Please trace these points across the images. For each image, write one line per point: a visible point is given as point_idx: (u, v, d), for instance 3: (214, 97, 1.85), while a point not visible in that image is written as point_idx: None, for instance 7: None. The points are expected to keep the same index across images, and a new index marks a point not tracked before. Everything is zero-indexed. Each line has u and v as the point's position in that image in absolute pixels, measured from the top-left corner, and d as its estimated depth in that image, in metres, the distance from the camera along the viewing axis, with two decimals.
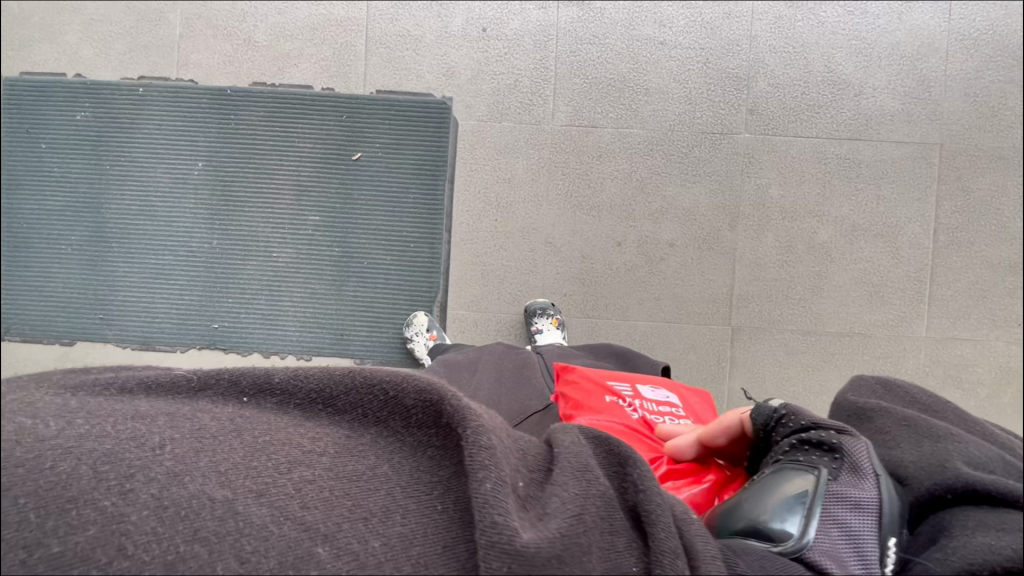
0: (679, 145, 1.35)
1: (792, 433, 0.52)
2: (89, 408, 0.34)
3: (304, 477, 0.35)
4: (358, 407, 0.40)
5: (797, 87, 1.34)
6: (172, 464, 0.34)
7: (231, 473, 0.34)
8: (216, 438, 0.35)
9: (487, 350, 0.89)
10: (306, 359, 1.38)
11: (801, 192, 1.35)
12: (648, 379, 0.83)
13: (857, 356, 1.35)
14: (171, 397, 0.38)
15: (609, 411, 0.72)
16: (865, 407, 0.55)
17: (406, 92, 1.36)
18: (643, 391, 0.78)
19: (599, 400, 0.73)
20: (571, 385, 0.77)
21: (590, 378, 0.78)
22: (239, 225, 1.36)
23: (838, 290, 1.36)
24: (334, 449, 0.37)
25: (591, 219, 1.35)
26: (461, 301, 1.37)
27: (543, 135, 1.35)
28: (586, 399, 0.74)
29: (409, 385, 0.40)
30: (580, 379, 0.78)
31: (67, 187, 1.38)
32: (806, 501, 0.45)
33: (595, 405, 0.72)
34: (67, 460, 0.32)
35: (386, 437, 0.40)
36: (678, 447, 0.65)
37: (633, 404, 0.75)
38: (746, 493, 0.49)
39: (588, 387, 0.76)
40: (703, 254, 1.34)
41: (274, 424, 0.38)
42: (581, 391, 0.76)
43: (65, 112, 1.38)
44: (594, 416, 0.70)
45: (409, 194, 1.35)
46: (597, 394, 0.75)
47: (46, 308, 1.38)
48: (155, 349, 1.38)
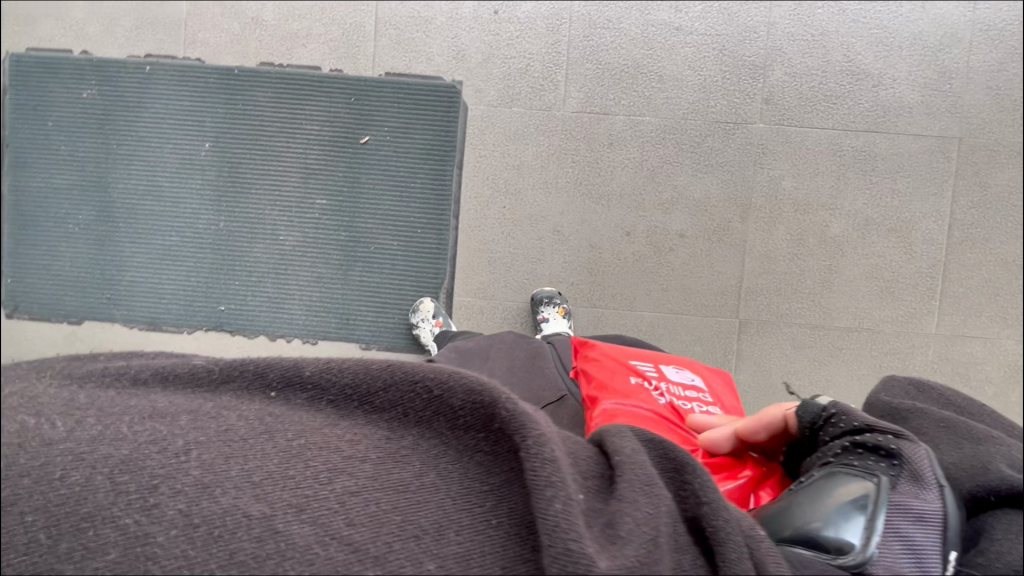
0: (692, 134, 1.32)
1: (843, 435, 0.50)
2: (100, 405, 0.34)
3: (349, 489, 0.34)
4: (400, 405, 0.38)
5: (815, 77, 1.32)
6: (200, 474, 0.32)
7: (266, 485, 0.33)
8: (245, 442, 0.34)
9: (498, 337, 0.88)
10: (312, 343, 1.38)
11: (814, 184, 1.33)
12: (670, 362, 0.82)
13: (865, 351, 1.34)
14: (190, 390, 0.36)
15: (635, 392, 0.71)
16: (899, 408, 0.53)
17: (416, 75, 1.34)
18: (667, 376, 0.77)
19: (624, 380, 0.73)
20: (594, 366, 0.76)
21: (614, 360, 0.77)
22: (246, 207, 1.36)
23: (849, 284, 1.34)
24: (377, 455, 0.36)
25: (600, 207, 1.33)
26: (468, 288, 1.35)
27: (554, 122, 1.33)
28: (612, 379, 0.73)
29: (456, 384, 0.38)
30: (603, 360, 0.77)
31: (74, 166, 1.38)
32: (866, 507, 0.44)
33: (620, 385, 0.71)
34: (81, 468, 0.31)
35: (429, 439, 0.38)
36: (713, 440, 0.64)
37: (658, 386, 0.74)
38: (797, 496, 0.48)
39: (612, 368, 0.75)
40: (713, 245, 1.33)
41: (308, 424, 0.36)
42: (606, 371, 0.75)
43: (71, 90, 1.37)
44: (619, 397, 0.69)
45: (417, 179, 1.34)
46: (621, 374, 0.74)
47: (53, 287, 1.38)
48: (162, 330, 1.39)
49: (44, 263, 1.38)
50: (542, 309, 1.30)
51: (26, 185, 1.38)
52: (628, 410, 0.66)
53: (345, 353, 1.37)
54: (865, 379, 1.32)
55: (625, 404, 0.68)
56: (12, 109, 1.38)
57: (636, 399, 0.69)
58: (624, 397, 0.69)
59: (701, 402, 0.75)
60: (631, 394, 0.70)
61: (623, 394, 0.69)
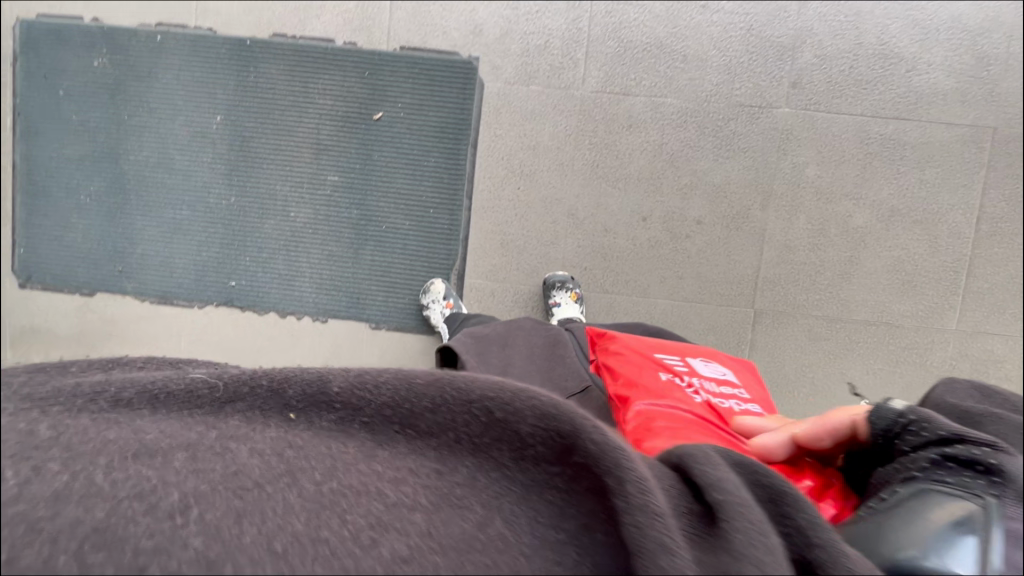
0: (715, 117, 1.28)
1: (927, 444, 0.45)
2: (69, 445, 0.27)
3: (399, 553, 0.27)
4: (452, 431, 0.31)
5: (846, 60, 1.27)
6: (202, 545, 0.26)
7: (290, 554, 0.26)
8: (259, 489, 0.28)
9: (517, 324, 0.87)
10: (322, 322, 1.37)
11: (839, 173, 1.28)
12: (698, 356, 0.80)
13: (882, 346, 1.31)
14: (188, 413, 0.30)
15: (669, 390, 0.68)
16: (971, 411, 0.50)
17: (432, 50, 1.30)
18: (697, 371, 0.75)
19: (655, 379, 0.70)
20: (620, 363, 0.73)
21: (642, 357, 0.75)
22: (257, 182, 1.35)
23: (869, 276, 1.30)
24: (428, 499, 0.29)
25: (617, 191, 1.30)
26: (480, 271, 1.34)
27: (572, 102, 1.29)
28: (642, 377, 0.70)
29: (526, 407, 0.31)
30: (630, 356, 0.75)
31: (86, 137, 1.36)
32: (974, 532, 0.37)
33: (652, 383, 0.69)
34: (41, 542, 0.25)
35: (490, 474, 0.31)
36: (769, 447, 0.60)
37: (690, 383, 0.71)
38: (880, 518, 0.41)
39: (640, 366, 0.73)
40: (731, 233, 1.30)
41: (337, 458, 0.30)
42: (635, 369, 0.73)
43: (82, 58, 1.35)
44: (652, 396, 0.67)
45: (431, 157, 1.32)
46: (650, 371, 0.72)
47: (65, 258, 1.38)
48: (172, 304, 1.38)
49: (56, 234, 1.38)
50: (554, 294, 1.28)
51: (38, 154, 1.38)
52: (664, 410, 0.64)
53: (354, 331, 1.36)
54: (880, 373, 1.30)
55: (659, 404, 0.65)
56: (23, 76, 1.37)
57: (671, 399, 0.67)
58: (658, 398, 0.66)
59: (735, 397, 0.72)
60: (665, 394, 0.68)
61: (657, 395, 0.67)
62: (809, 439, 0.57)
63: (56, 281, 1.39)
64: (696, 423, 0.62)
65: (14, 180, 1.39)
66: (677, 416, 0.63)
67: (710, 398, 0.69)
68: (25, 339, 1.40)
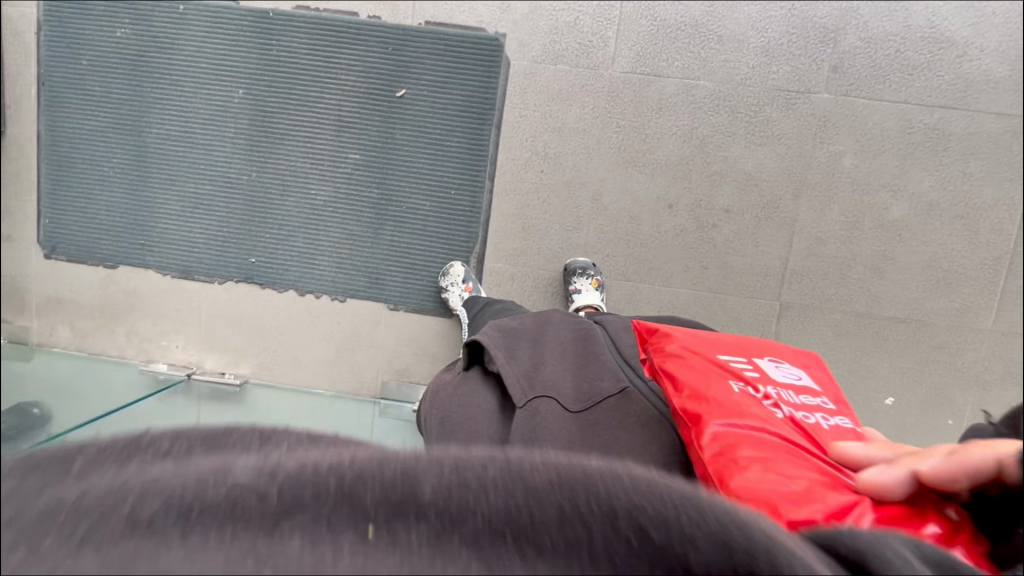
0: (749, 101, 1.23)
1: None
2: None
3: None
4: None
5: (892, 43, 1.20)
6: None
7: None
8: None
9: (543, 318, 0.78)
10: (340, 301, 1.37)
11: (877, 164, 1.23)
12: (766, 354, 0.63)
13: (911, 345, 1.26)
14: None
15: (746, 404, 0.52)
16: None
17: (458, 25, 1.26)
18: (772, 375, 0.58)
19: (726, 390, 0.54)
20: (677, 365, 0.59)
21: (702, 362, 0.58)
22: (277, 158, 1.33)
23: (902, 272, 1.25)
24: None
25: (644, 177, 1.26)
26: (501, 254, 1.32)
27: (601, 83, 1.25)
28: (710, 391, 0.54)
29: None
30: (688, 361, 0.59)
31: (110, 108, 1.36)
32: None
33: (723, 397, 0.53)
34: None
35: None
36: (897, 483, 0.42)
37: (770, 393, 0.54)
38: None
39: (701, 374, 0.57)
40: (760, 223, 1.26)
41: None
42: (696, 379, 0.56)
43: (106, 29, 1.34)
44: (728, 415, 0.51)
45: (453, 137, 1.29)
46: (717, 379, 0.55)
47: (89, 230, 1.40)
48: (193, 278, 1.39)
49: (81, 205, 1.39)
50: (574, 280, 1.26)
51: (62, 125, 1.38)
52: (747, 434, 0.48)
53: (373, 312, 1.36)
54: (908, 372, 1.26)
55: (738, 426, 0.49)
56: (48, 46, 1.36)
57: (754, 418, 0.50)
58: (737, 419, 0.50)
59: (823, 406, 0.56)
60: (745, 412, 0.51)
61: (734, 415, 0.50)
62: (944, 478, 0.37)
63: (82, 252, 1.41)
64: (793, 451, 0.46)
65: (39, 151, 1.39)
66: (771, 442, 0.47)
67: (799, 413, 0.52)
68: (51, 309, 1.42)
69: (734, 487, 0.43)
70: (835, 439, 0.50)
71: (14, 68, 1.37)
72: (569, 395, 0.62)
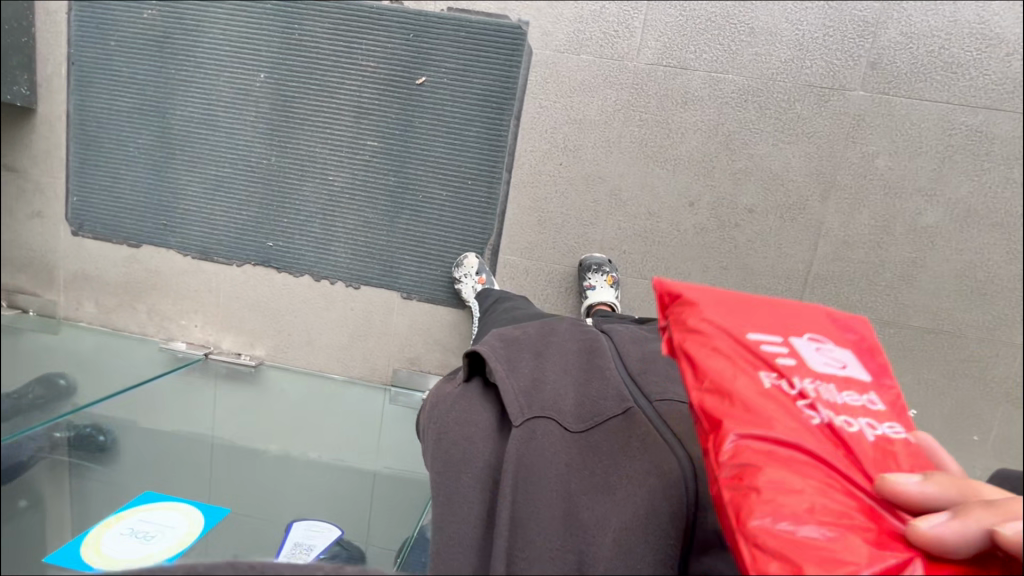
0: (780, 97, 1.18)
1: None
2: None
3: None
4: None
5: (936, 39, 1.14)
6: None
7: None
8: None
9: (547, 327, 0.77)
10: (354, 288, 1.37)
11: (913, 166, 1.17)
12: (805, 314, 0.50)
13: (940, 357, 1.21)
14: None
15: (773, 405, 0.43)
16: None
17: (481, 13, 1.24)
18: (815, 357, 0.47)
19: (751, 384, 0.45)
20: (698, 347, 0.48)
21: (726, 340, 0.47)
22: (297, 143, 1.34)
23: (934, 280, 1.20)
24: None
25: (666, 173, 1.23)
26: (515, 248, 1.31)
27: (626, 74, 1.21)
28: (730, 386, 0.45)
29: None
30: (713, 340, 0.48)
31: (135, 89, 1.38)
32: None
33: (749, 394, 0.44)
34: None
35: None
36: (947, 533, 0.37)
37: (807, 386, 0.44)
38: None
39: (723, 360, 0.47)
40: (785, 224, 1.22)
41: None
42: (717, 368, 0.46)
43: (133, 9, 1.35)
44: (750, 425, 0.42)
45: (471, 127, 1.27)
46: (744, 369, 0.45)
47: (115, 209, 1.43)
48: (212, 260, 1.41)
49: (106, 185, 1.42)
50: (588, 276, 1.24)
51: (90, 105, 1.40)
52: (772, 454, 0.41)
53: (386, 300, 1.37)
54: (934, 383, 1.21)
55: (761, 439, 0.42)
56: (76, 26, 1.38)
57: (782, 427, 0.42)
58: (761, 427, 0.42)
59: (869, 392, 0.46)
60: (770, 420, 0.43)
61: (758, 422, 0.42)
62: None
63: (107, 231, 1.44)
64: (821, 479, 0.39)
65: (68, 130, 1.42)
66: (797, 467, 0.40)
67: (840, 412, 0.43)
68: (77, 285, 1.46)
69: (752, 531, 0.39)
70: (879, 451, 0.42)
71: (45, 47, 1.39)
72: (569, 415, 0.61)
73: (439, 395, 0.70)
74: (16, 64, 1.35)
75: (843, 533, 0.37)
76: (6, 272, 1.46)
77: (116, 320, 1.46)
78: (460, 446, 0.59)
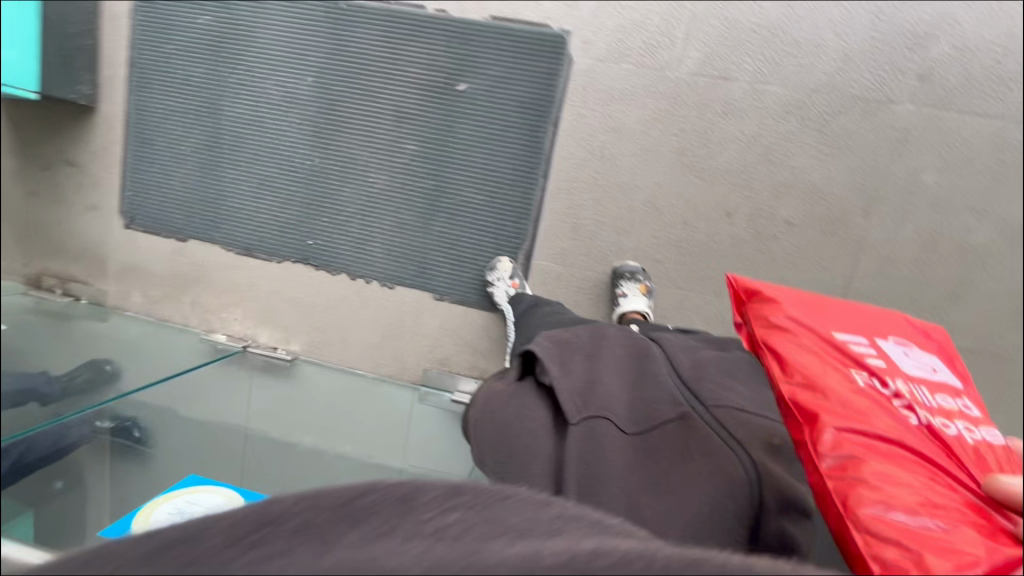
0: (823, 110, 1.17)
1: None
2: None
3: None
4: None
5: (990, 53, 1.11)
6: None
7: None
8: None
9: (596, 331, 0.77)
10: (388, 288, 1.40)
11: (962, 183, 1.14)
12: (880, 325, 0.67)
13: (986, 380, 1.17)
14: None
15: (875, 404, 0.56)
16: None
17: (523, 22, 1.26)
18: (898, 367, 0.61)
19: (851, 386, 0.58)
20: (797, 354, 0.63)
21: (827, 351, 0.62)
22: (339, 146, 1.38)
23: (981, 301, 1.16)
24: None
25: (703, 183, 1.22)
26: (548, 253, 1.31)
27: (665, 84, 1.22)
28: (837, 386, 0.58)
29: None
30: (801, 340, 0.64)
31: (189, 91, 1.44)
32: None
33: (847, 390, 0.57)
34: None
35: None
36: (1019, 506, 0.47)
37: (898, 387, 0.58)
38: None
39: (824, 367, 0.60)
40: (824, 238, 1.20)
41: None
42: (822, 371, 0.60)
43: (190, 15, 1.42)
44: (853, 420, 0.55)
45: (509, 133, 1.29)
46: (838, 372, 0.59)
47: (165, 204, 1.49)
48: (254, 256, 1.46)
49: (158, 181, 1.49)
50: (621, 284, 1.24)
51: (147, 105, 1.47)
52: (870, 440, 0.53)
53: (418, 301, 1.39)
54: None
55: (862, 433, 0.53)
56: (137, 30, 1.45)
57: (884, 421, 0.54)
58: (868, 419, 0.55)
59: (952, 404, 0.59)
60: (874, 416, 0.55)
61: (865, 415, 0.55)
62: None
63: (157, 225, 1.50)
64: (924, 465, 0.51)
65: (125, 128, 1.49)
66: (904, 455, 0.51)
67: (927, 412, 0.56)
68: (127, 276, 1.53)
69: (864, 517, 0.48)
70: (957, 440, 0.54)
71: (108, 50, 1.47)
72: (624, 417, 0.64)
73: (490, 392, 0.68)
74: (80, 65, 1.43)
75: (955, 525, 0.45)
76: (63, 261, 1.54)
77: (162, 311, 1.52)
78: (522, 441, 0.60)
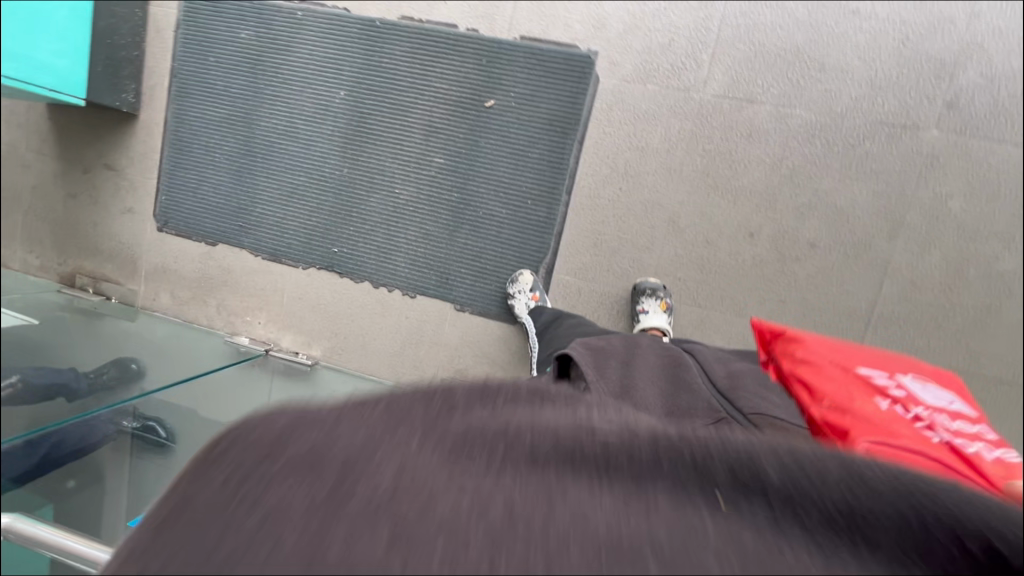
0: (848, 134, 1.18)
1: None
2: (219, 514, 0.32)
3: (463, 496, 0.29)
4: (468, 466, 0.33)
5: (1020, 81, 1.11)
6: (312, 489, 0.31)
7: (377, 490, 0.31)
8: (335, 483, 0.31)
9: (629, 342, 0.78)
10: (410, 297, 1.42)
11: (989, 211, 1.14)
12: (902, 361, 0.71)
13: (1012, 410, 1.15)
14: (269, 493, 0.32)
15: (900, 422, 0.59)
16: None
17: (552, 42, 1.30)
18: (922, 396, 0.64)
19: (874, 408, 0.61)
20: (823, 380, 0.66)
21: (848, 377, 0.66)
22: (368, 157, 1.41)
23: (1009, 329, 1.15)
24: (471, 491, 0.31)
25: (726, 203, 1.23)
26: (569, 268, 1.33)
27: (690, 105, 1.24)
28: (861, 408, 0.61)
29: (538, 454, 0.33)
30: (825, 370, 0.68)
31: (227, 101, 1.50)
32: None
33: (873, 411, 0.60)
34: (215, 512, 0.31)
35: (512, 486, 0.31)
36: None
37: (921, 412, 0.61)
38: None
39: (848, 391, 0.64)
40: (848, 262, 1.19)
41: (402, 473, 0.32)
42: (846, 395, 0.63)
43: (232, 29, 1.48)
44: (883, 435, 0.57)
45: (535, 149, 1.31)
46: (862, 397, 0.63)
47: (197, 209, 1.54)
48: (281, 262, 1.50)
49: (192, 186, 1.54)
50: (642, 301, 1.24)
51: (186, 114, 1.53)
52: (898, 450, 0.55)
53: (439, 311, 1.41)
54: (1007, 440, 1.14)
55: (890, 446, 0.56)
56: (182, 42, 1.52)
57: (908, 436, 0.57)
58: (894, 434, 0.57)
59: (978, 430, 0.61)
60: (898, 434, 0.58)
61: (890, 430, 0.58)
62: None
63: (188, 229, 1.55)
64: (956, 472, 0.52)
65: (163, 135, 1.55)
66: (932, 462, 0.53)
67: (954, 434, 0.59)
68: (157, 277, 1.58)
69: None
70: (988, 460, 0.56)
71: (152, 61, 1.53)
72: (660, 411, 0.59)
73: None
74: (126, 75, 1.50)
75: None
76: (97, 261, 1.59)
77: (189, 312, 1.56)
78: None
